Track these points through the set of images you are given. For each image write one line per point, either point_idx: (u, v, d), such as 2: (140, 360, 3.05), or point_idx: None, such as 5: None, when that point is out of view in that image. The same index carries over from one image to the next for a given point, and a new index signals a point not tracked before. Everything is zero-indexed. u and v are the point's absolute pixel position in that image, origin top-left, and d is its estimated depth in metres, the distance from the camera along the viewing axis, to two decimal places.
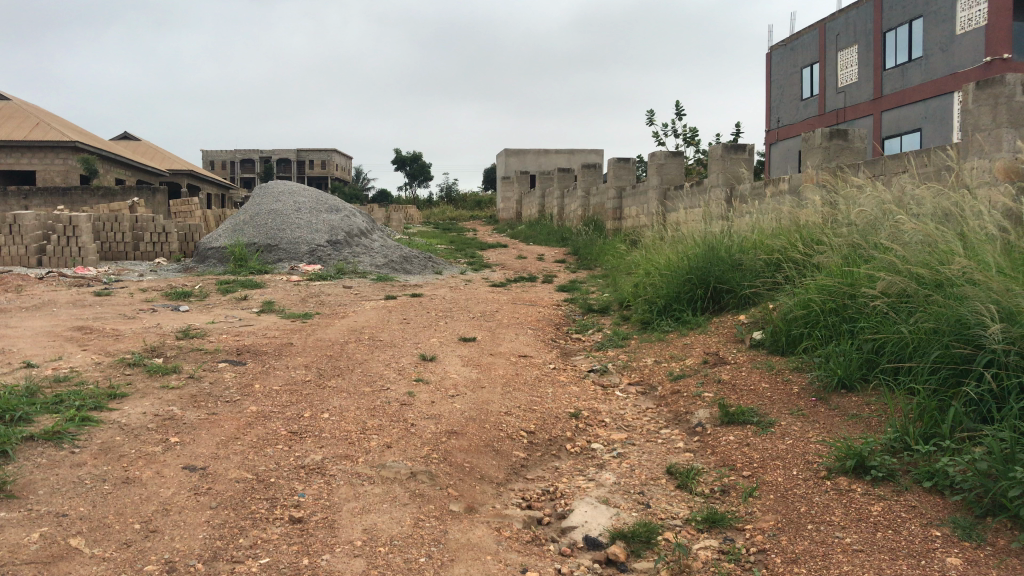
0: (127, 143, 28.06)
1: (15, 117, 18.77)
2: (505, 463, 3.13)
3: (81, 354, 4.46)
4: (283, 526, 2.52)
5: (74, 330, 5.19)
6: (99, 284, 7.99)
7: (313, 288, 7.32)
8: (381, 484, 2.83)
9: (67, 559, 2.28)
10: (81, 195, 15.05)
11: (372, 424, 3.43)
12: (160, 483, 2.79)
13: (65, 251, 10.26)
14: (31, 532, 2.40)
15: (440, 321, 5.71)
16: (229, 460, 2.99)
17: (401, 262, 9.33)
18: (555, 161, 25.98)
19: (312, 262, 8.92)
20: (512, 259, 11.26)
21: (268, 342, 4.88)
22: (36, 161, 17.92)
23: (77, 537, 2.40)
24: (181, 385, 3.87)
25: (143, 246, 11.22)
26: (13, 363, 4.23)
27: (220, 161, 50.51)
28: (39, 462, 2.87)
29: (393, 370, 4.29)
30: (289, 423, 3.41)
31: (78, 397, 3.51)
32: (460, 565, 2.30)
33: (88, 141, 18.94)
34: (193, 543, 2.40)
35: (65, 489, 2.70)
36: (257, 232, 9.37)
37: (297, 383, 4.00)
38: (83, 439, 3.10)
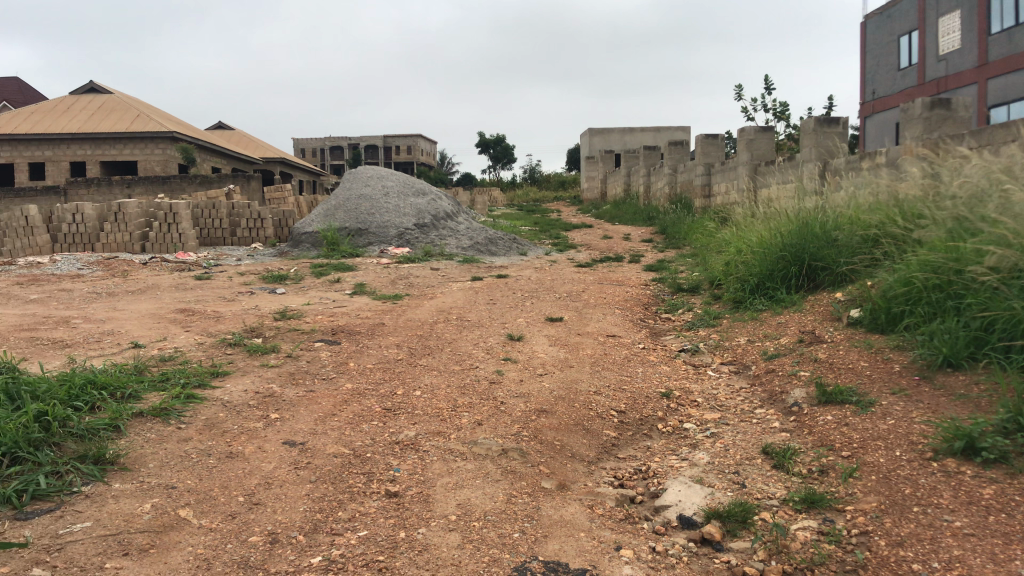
0: (221, 133, 29.04)
1: (117, 110, 19.57)
2: (596, 442, 3.11)
3: (185, 335, 4.63)
4: (380, 500, 2.58)
5: (177, 312, 5.41)
6: (199, 268, 8.31)
7: (402, 270, 7.44)
8: (474, 460, 2.86)
9: (177, 529, 2.41)
10: (180, 183, 15.56)
11: (463, 402, 3.46)
12: (261, 457, 2.88)
13: (167, 238, 10.71)
14: (144, 503, 2.54)
15: (528, 301, 5.73)
16: (327, 436, 3.07)
17: (487, 243, 9.38)
18: (641, 140, 25.69)
19: (401, 245, 9.06)
20: (598, 239, 11.21)
21: (362, 322, 4.99)
22: (137, 151, 18.67)
23: (185, 509, 2.52)
24: (279, 363, 4.00)
25: (239, 232, 11.57)
26: (123, 343, 4.43)
27: (310, 148, 51.80)
28: (149, 437, 3.02)
29: (482, 349, 4.33)
30: (382, 401, 3.48)
31: (183, 375, 3.66)
32: (555, 541, 2.30)
33: (186, 132, 19.67)
34: (294, 516, 2.48)
35: (174, 462, 2.82)
36: (348, 217, 9.57)
37: (389, 362, 4.07)
38: (188, 416, 3.23)
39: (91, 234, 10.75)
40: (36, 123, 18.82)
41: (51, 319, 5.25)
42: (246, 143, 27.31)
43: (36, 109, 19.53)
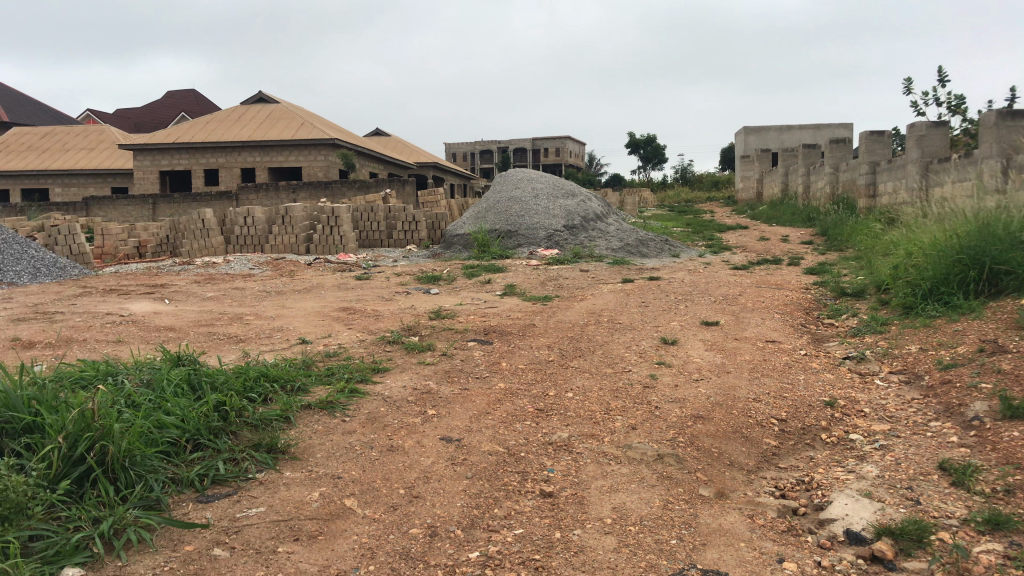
0: (379, 138, 30.19)
1: (285, 118, 20.72)
2: (754, 451, 3.02)
3: (347, 332, 4.85)
4: (535, 499, 2.60)
5: (339, 310, 5.67)
6: (359, 268, 8.68)
7: (552, 271, 7.48)
8: (629, 464, 2.84)
9: (343, 518, 2.53)
10: (341, 188, 16.29)
11: (617, 405, 3.44)
12: (420, 452, 2.97)
13: (329, 240, 11.24)
14: (313, 491, 2.68)
15: (681, 304, 5.63)
16: (482, 433, 3.12)
17: (638, 245, 9.29)
18: (800, 138, 24.75)
19: (550, 247, 9.12)
20: (753, 241, 10.87)
21: (514, 323, 5.05)
22: (302, 158, 19.69)
23: (351, 498, 2.63)
24: (435, 361, 4.11)
25: (395, 234, 11.98)
26: (291, 339, 4.68)
27: (462, 152, 53.03)
28: (316, 428, 3.18)
29: (634, 352, 4.29)
30: (536, 401, 3.50)
31: (347, 370, 3.83)
32: (713, 549, 2.25)
33: (346, 138, 20.58)
34: (452, 510, 2.54)
35: (339, 453, 2.96)
36: (499, 219, 9.73)
37: (542, 363, 4.10)
38: (352, 409, 3.37)
39: (260, 236, 11.43)
40: (213, 133, 20.18)
41: (226, 315, 5.62)
42: (402, 148, 28.26)
43: (212, 119, 20.95)
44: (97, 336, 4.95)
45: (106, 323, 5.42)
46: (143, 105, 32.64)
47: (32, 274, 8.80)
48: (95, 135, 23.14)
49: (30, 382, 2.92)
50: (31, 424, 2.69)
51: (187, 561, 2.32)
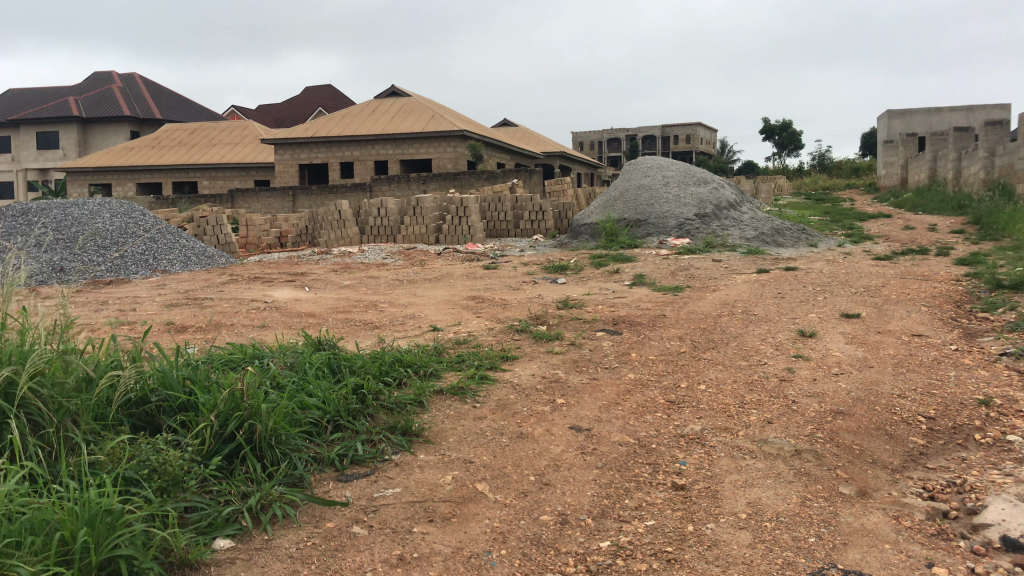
0: (508, 129, 30.44)
1: (416, 111, 21.20)
2: (900, 449, 2.87)
3: (476, 320, 4.93)
4: (667, 491, 2.56)
5: (469, 299, 5.76)
6: (487, 258, 8.80)
7: (683, 261, 7.35)
8: (764, 459, 2.76)
9: (475, 502, 2.57)
10: (470, 179, 16.54)
11: (751, 399, 3.35)
12: (550, 440, 2.98)
13: (458, 230, 11.44)
14: (446, 474, 2.75)
15: (819, 296, 5.42)
16: (612, 424, 3.11)
17: (772, 234, 9.01)
18: (950, 120, 23.31)
19: (681, 236, 8.97)
20: (898, 230, 10.33)
21: (643, 313, 5.00)
22: (433, 149, 20.09)
23: (483, 483, 2.68)
24: (564, 350, 4.11)
25: (523, 224, 12.06)
26: (423, 326, 4.79)
27: (589, 141, 52.82)
28: (448, 413, 3.25)
29: (769, 345, 4.16)
30: (666, 392, 3.46)
31: (477, 357, 3.90)
32: (854, 550, 2.16)
33: (475, 129, 20.85)
34: (583, 499, 2.54)
35: (471, 438, 3.02)
36: (628, 208, 9.65)
37: (672, 354, 4.04)
38: (482, 396, 3.43)
39: (393, 226, 11.76)
40: (348, 126, 20.87)
41: (362, 303, 5.81)
42: (530, 138, 28.39)
43: (347, 113, 21.68)
44: (244, 321, 5.22)
45: (251, 308, 5.70)
46: (283, 101, 34.11)
47: (184, 262, 9.35)
48: (240, 130, 24.36)
49: (185, 363, 3.11)
50: (186, 402, 2.87)
51: (328, 537, 2.42)
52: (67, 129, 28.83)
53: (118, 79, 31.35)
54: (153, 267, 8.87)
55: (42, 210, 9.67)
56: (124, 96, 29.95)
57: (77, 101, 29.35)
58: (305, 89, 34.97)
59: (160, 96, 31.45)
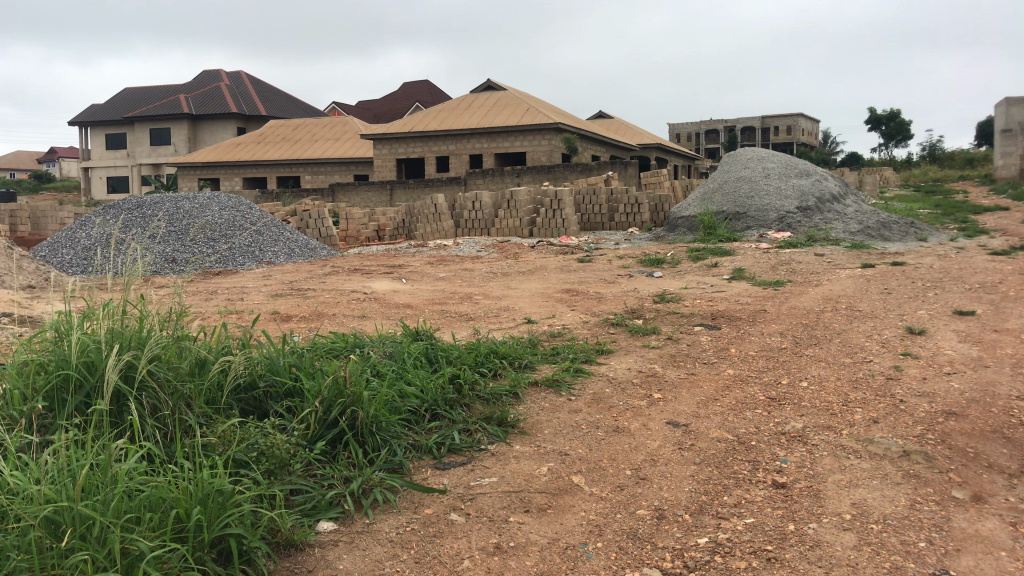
0: (603, 121, 30.23)
1: (511, 104, 21.28)
2: (1018, 453, 2.73)
3: (571, 313, 4.93)
4: (767, 489, 2.51)
5: (563, 292, 5.76)
6: (582, 251, 8.78)
7: (783, 255, 7.16)
8: (870, 460, 2.67)
9: (571, 494, 2.58)
10: (564, 172, 16.54)
11: (856, 397, 3.24)
12: (646, 435, 2.96)
13: (553, 223, 11.45)
14: (542, 465, 2.76)
15: (930, 292, 5.19)
16: (710, 420, 3.06)
17: (879, 228, 8.69)
18: None
19: (781, 229, 8.76)
20: (1017, 224, 9.79)
21: (742, 308, 4.90)
22: (527, 143, 20.13)
23: (579, 475, 2.68)
24: (661, 345, 4.07)
25: (618, 217, 11.98)
26: (518, 319, 4.82)
27: (686, 133, 51.98)
28: (543, 405, 3.27)
29: (876, 342, 4.01)
30: (766, 389, 3.38)
31: (572, 350, 3.90)
32: (968, 557, 2.07)
33: (571, 122, 20.80)
34: (680, 495, 2.51)
35: (566, 431, 3.02)
36: (726, 200, 9.49)
37: (773, 350, 3.95)
38: (577, 388, 3.43)
39: (487, 220, 11.88)
40: (444, 121, 21.12)
41: (458, 295, 5.88)
42: (625, 130, 28.13)
43: (444, 108, 21.93)
44: (344, 311, 5.35)
45: (351, 299, 5.84)
46: (381, 96, 34.76)
47: (288, 253, 9.65)
48: (340, 126, 24.97)
49: (290, 351, 3.22)
50: (291, 388, 2.98)
51: (426, 523, 2.47)
52: (179, 126, 30.11)
53: (226, 77, 32.55)
54: (259, 258, 9.19)
55: (156, 203, 10.14)
56: (231, 94, 31.08)
57: (187, 99, 30.62)
58: (402, 84, 35.55)
59: (264, 93, 32.51)
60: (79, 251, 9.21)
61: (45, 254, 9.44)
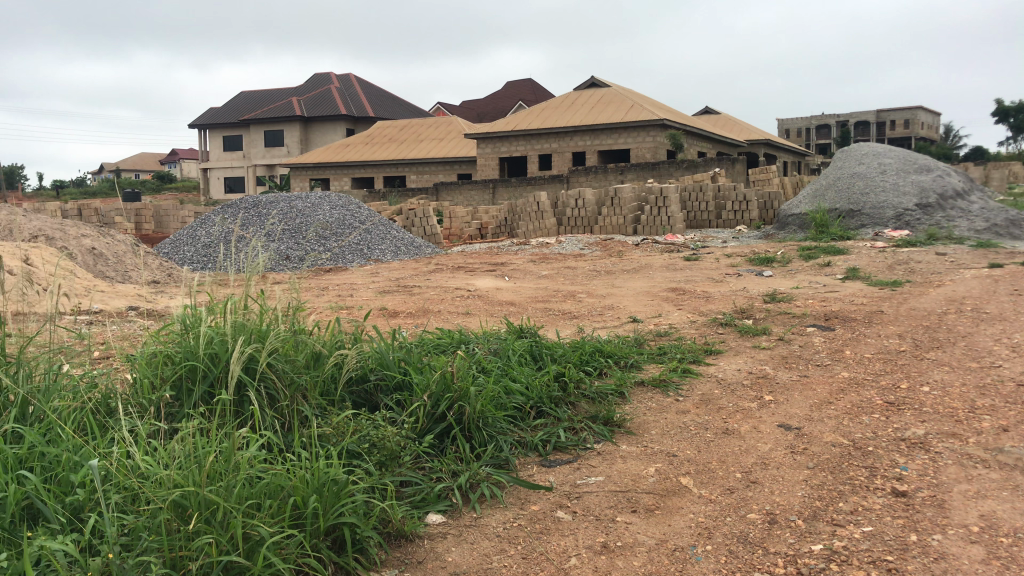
0: (710, 117, 29.66)
1: (615, 101, 21.12)
2: None
3: (678, 312, 4.86)
4: (885, 497, 2.41)
5: (669, 291, 5.69)
6: (688, 249, 8.65)
7: (902, 254, 6.87)
8: (999, 470, 2.53)
9: (679, 495, 2.54)
10: (669, 168, 16.41)
11: (983, 404, 3.07)
12: (757, 437, 2.89)
13: (657, 220, 11.36)
14: (649, 466, 2.74)
15: None
16: (824, 424, 2.97)
17: (1007, 226, 8.24)
18: None
19: (899, 228, 8.47)
20: None
21: (858, 309, 4.73)
22: (631, 139, 19.90)
23: (687, 477, 2.65)
24: (772, 346, 3.97)
25: (725, 215, 11.77)
26: (624, 318, 4.79)
27: (796, 128, 50.49)
28: (650, 405, 3.23)
29: (1006, 346, 3.80)
30: (884, 393, 3.25)
31: (679, 350, 3.85)
32: None
33: (676, 118, 20.49)
34: (793, 499, 2.44)
35: (674, 431, 2.99)
36: (840, 197, 9.22)
37: (891, 353, 3.79)
38: (685, 389, 3.38)
39: (590, 217, 11.93)
40: (547, 119, 21.16)
41: (562, 293, 5.89)
42: (733, 126, 27.54)
43: (547, 106, 21.95)
44: (450, 308, 5.43)
45: (457, 296, 5.93)
46: (485, 95, 35.09)
47: (394, 251, 9.86)
48: (444, 126, 25.34)
49: (399, 346, 3.29)
50: (401, 382, 3.04)
51: (533, 519, 2.48)
52: (291, 128, 31.19)
53: (336, 80, 33.50)
54: (367, 256, 9.43)
55: (271, 202, 10.54)
56: (340, 95, 31.97)
57: (299, 102, 31.67)
58: (506, 83, 35.79)
59: (371, 95, 33.30)
60: (200, 248, 9.65)
61: (168, 251, 9.94)
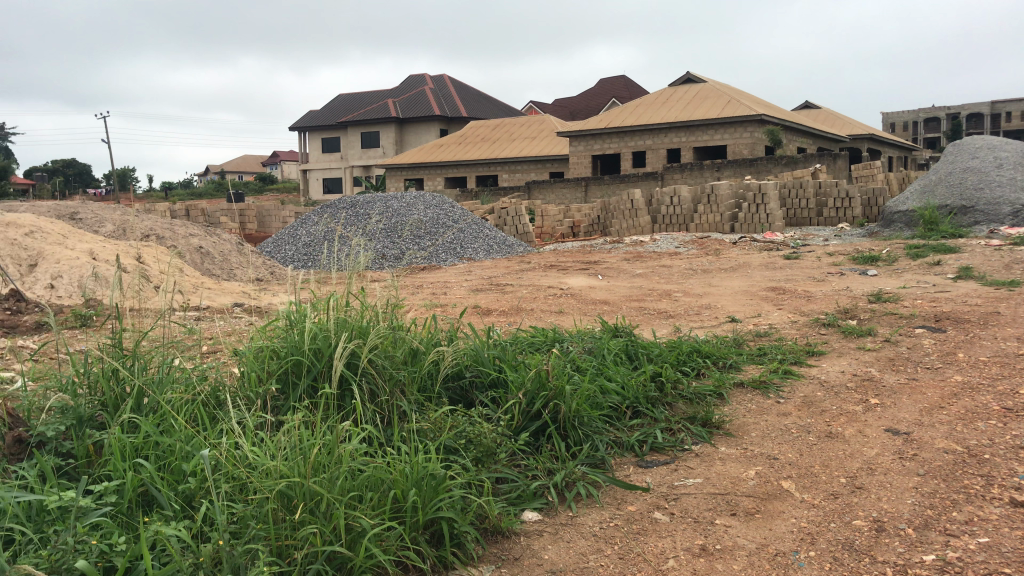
0: (810, 112, 28.82)
1: (710, 97, 20.75)
2: None
3: (778, 312, 4.74)
4: (1003, 507, 2.30)
5: (768, 290, 5.55)
6: (787, 248, 8.44)
7: (1018, 253, 6.52)
8: None
9: (780, 499, 2.48)
10: (767, 165, 16.03)
11: None
12: (863, 442, 2.79)
13: (755, 217, 11.13)
14: (749, 469, 2.68)
15: None
16: (935, 429, 2.85)
17: None
18: None
19: (1015, 225, 8.08)
20: None
21: (971, 310, 4.51)
22: (727, 135, 19.52)
23: (788, 481, 2.58)
24: (878, 347, 3.83)
25: (826, 212, 11.44)
26: (721, 317, 4.71)
27: (901, 122, 48.59)
28: (750, 407, 3.17)
29: None
30: (1001, 398, 3.09)
31: (779, 351, 3.75)
32: None
33: (774, 113, 20.00)
34: (902, 507, 2.35)
35: (775, 434, 2.92)
36: (951, 193, 8.84)
37: (1008, 356, 3.60)
38: (786, 391, 3.30)
39: (686, 215, 11.80)
40: (640, 116, 20.97)
41: (656, 291, 5.82)
42: (834, 121, 26.71)
43: (640, 103, 21.72)
44: (543, 307, 5.45)
45: (550, 295, 5.93)
46: (577, 93, 34.99)
47: (487, 250, 9.94)
48: (537, 124, 25.40)
49: (495, 344, 3.31)
50: (496, 379, 3.06)
51: (630, 520, 2.46)
52: (386, 129, 31.82)
53: (430, 81, 33.98)
54: (460, 255, 9.55)
55: (368, 202, 10.77)
56: (434, 96, 32.43)
57: (394, 103, 32.26)
58: (598, 80, 35.59)
59: (465, 95, 33.64)
60: (300, 247, 9.94)
61: (271, 250, 10.27)
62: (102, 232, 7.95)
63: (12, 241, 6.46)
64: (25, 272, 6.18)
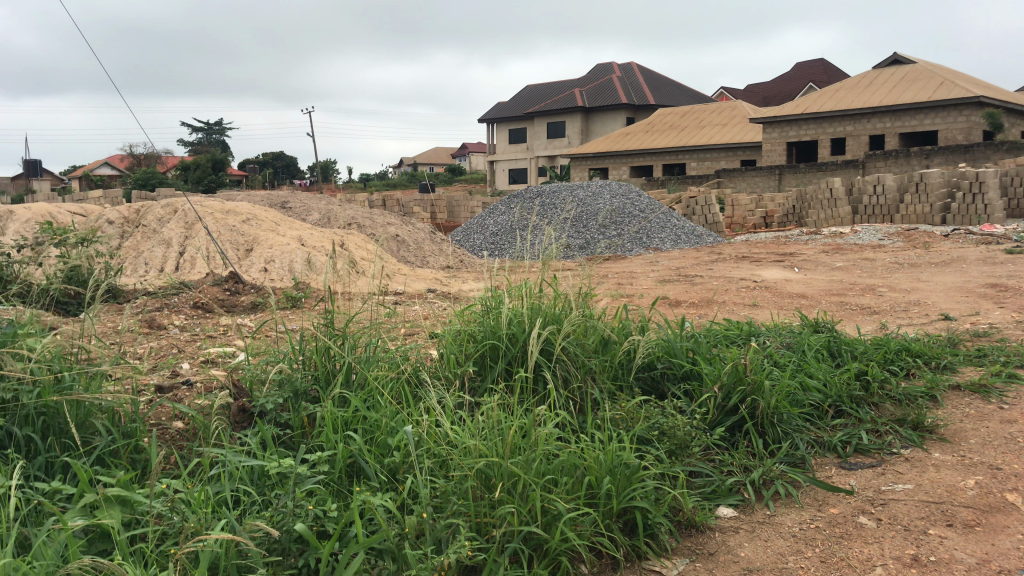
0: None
1: (921, 79, 19.36)
2: None
3: (1000, 311, 4.36)
4: None
5: (987, 287, 5.12)
6: (1009, 241, 7.75)
7: None
8: None
9: (1004, 512, 2.29)
10: (984, 150, 14.77)
11: None
12: None
13: (970, 208, 10.31)
14: (967, 477, 2.49)
15: None
16: None
17: None
18: None
19: None
20: None
21: None
22: (939, 120, 18.18)
23: (1014, 493, 2.37)
24: None
25: None
26: (933, 314, 4.39)
27: None
28: (968, 412, 2.94)
29: None
30: None
31: (1003, 353, 3.45)
32: None
33: (994, 95, 18.38)
34: None
35: (997, 442, 2.69)
36: None
37: None
38: (1011, 397, 3.02)
39: (891, 205, 11.19)
40: (838, 101, 19.92)
41: (858, 286, 5.51)
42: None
43: (841, 86, 20.57)
44: (735, 299, 5.30)
45: (742, 287, 5.77)
46: (770, 79, 33.71)
47: (674, 240, 9.81)
48: (725, 111, 24.68)
49: (688, 335, 3.26)
50: (689, 371, 3.01)
51: (833, 523, 2.35)
52: (572, 118, 32.03)
53: (616, 69, 33.81)
54: (646, 245, 9.51)
55: (555, 191, 10.91)
56: (620, 85, 32.28)
57: (580, 92, 32.43)
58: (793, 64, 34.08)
59: (651, 82, 33.22)
60: (489, 236, 10.23)
61: (461, 239, 10.64)
62: (309, 220, 8.51)
63: (232, 227, 7.04)
64: (243, 256, 6.72)
